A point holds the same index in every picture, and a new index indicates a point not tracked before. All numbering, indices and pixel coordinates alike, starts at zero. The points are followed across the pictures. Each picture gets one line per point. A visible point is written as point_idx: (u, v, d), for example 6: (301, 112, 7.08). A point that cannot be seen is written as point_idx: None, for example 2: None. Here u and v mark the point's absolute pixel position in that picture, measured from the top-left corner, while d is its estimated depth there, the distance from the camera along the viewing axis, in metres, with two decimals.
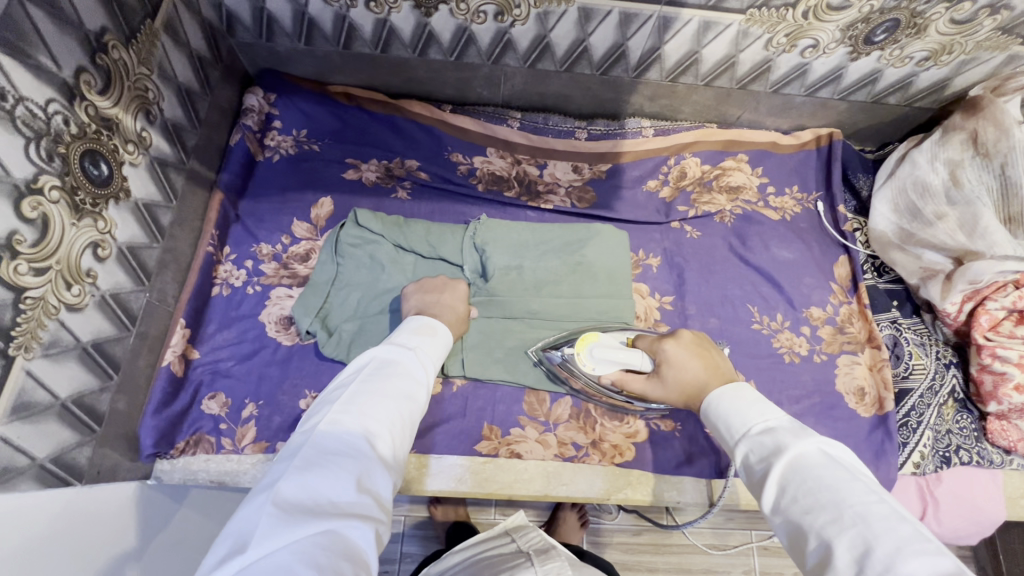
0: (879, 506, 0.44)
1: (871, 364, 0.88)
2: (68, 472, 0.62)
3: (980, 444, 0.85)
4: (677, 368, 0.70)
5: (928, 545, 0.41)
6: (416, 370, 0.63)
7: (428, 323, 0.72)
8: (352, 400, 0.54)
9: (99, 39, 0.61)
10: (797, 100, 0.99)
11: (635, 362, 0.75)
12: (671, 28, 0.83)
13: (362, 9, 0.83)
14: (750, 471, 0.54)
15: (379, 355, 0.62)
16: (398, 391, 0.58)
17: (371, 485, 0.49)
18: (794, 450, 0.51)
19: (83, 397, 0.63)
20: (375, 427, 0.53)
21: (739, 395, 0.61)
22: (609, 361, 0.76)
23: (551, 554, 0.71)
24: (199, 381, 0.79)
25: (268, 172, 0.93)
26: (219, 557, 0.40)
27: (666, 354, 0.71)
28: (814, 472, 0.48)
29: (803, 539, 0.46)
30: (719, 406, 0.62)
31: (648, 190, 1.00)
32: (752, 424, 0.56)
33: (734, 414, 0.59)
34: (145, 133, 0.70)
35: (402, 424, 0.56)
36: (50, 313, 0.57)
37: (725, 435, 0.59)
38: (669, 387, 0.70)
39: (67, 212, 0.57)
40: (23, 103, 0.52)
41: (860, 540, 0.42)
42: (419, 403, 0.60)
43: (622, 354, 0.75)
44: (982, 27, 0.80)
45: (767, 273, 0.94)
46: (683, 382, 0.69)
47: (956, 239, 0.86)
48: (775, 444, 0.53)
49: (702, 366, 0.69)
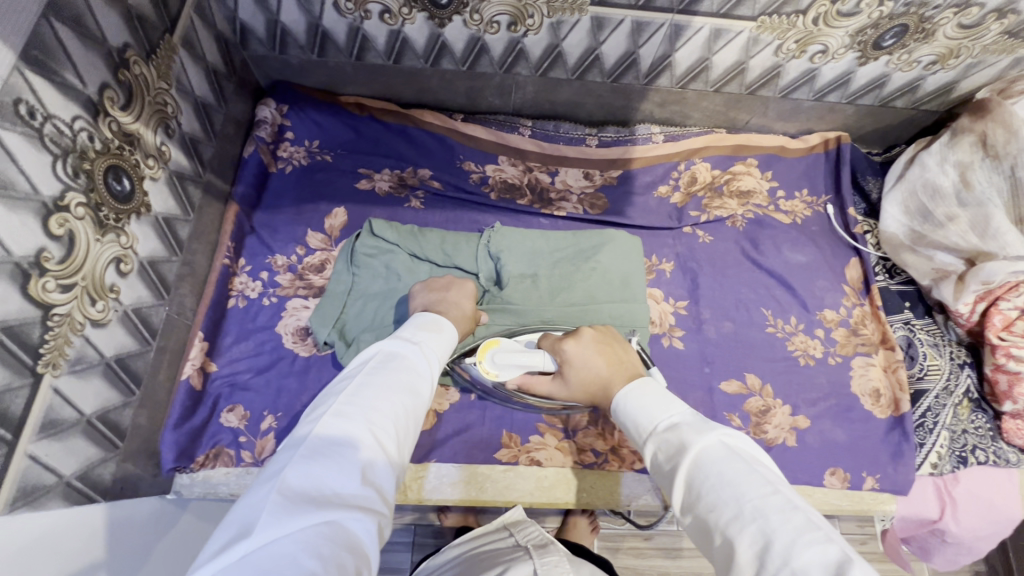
0: (775, 498, 0.42)
1: (885, 365, 0.89)
2: (93, 488, 0.62)
3: (996, 443, 0.85)
4: (579, 366, 0.68)
5: (819, 532, 0.40)
6: (422, 366, 0.62)
7: (434, 319, 0.72)
8: (357, 393, 0.54)
9: (122, 55, 0.61)
10: (806, 105, 1.00)
11: (536, 365, 0.74)
12: (683, 35, 0.84)
13: (377, 20, 0.84)
14: (658, 471, 0.52)
15: (386, 349, 0.62)
16: (404, 385, 0.58)
17: (374, 478, 0.49)
18: (694, 446, 0.49)
19: (107, 413, 0.63)
20: (380, 420, 0.52)
21: (643, 392, 0.58)
22: (514, 366, 0.75)
23: (549, 549, 0.67)
24: (217, 395, 0.78)
25: (282, 184, 0.93)
26: (222, 542, 0.40)
27: (567, 354, 0.69)
28: (713, 467, 0.46)
29: (710, 537, 0.44)
30: (624, 409, 0.59)
31: (659, 196, 1.01)
32: (657, 421, 0.54)
33: (640, 412, 0.56)
34: (164, 147, 0.70)
35: (406, 419, 0.56)
36: (76, 329, 0.56)
37: (633, 434, 0.57)
38: (573, 386, 0.69)
39: (92, 228, 0.57)
40: (51, 120, 0.52)
41: (759, 536, 0.41)
42: (423, 398, 0.60)
43: (525, 358, 0.74)
44: (989, 31, 0.82)
45: (780, 275, 0.95)
46: (588, 380, 0.67)
47: (968, 239, 0.87)
48: (679, 441, 0.50)
49: (605, 362, 0.67)
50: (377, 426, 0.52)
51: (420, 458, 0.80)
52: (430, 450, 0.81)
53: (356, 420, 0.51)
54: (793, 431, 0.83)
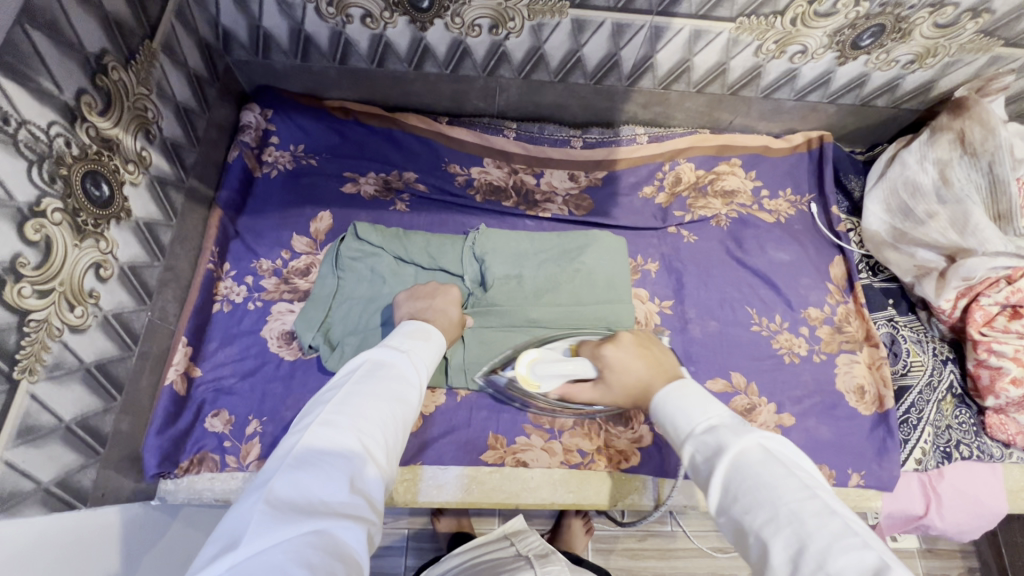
0: (812, 503, 0.43)
1: (869, 362, 0.89)
2: (74, 494, 0.62)
3: (980, 438, 0.86)
4: (620, 370, 0.70)
5: (857, 539, 0.40)
6: (411, 373, 0.62)
7: (423, 327, 0.72)
8: (345, 401, 0.54)
9: (100, 60, 0.61)
10: (788, 105, 1.01)
11: (579, 371, 0.74)
12: (663, 37, 0.85)
13: (358, 24, 0.84)
14: (695, 471, 0.52)
15: (374, 357, 0.62)
16: (392, 393, 0.58)
17: (363, 487, 0.49)
18: (732, 449, 0.48)
19: (87, 419, 0.62)
20: (369, 428, 0.53)
21: (684, 393, 0.58)
22: (557, 374, 0.74)
23: (551, 559, 0.72)
24: (201, 400, 0.78)
25: (266, 189, 0.93)
26: (211, 554, 0.41)
27: (607, 359, 0.71)
28: (750, 470, 0.47)
29: (744, 538, 0.45)
30: (663, 410, 0.58)
31: (644, 197, 1.01)
32: (695, 422, 0.54)
33: (679, 412, 0.56)
34: (145, 153, 0.70)
35: (396, 427, 0.56)
36: (54, 335, 0.56)
37: (670, 434, 0.56)
38: (615, 391, 0.70)
39: (69, 233, 0.57)
40: (25, 126, 0.52)
41: (795, 540, 0.41)
42: (412, 405, 0.60)
43: (567, 365, 0.74)
44: (964, 30, 0.83)
45: (764, 274, 0.95)
46: (629, 384, 0.68)
47: (947, 236, 0.87)
48: (717, 443, 0.50)
49: (645, 364, 0.69)
50: (366, 434, 0.52)
51: (407, 461, 0.80)
52: (416, 453, 0.81)
53: (345, 428, 0.51)
54: (778, 429, 0.84)
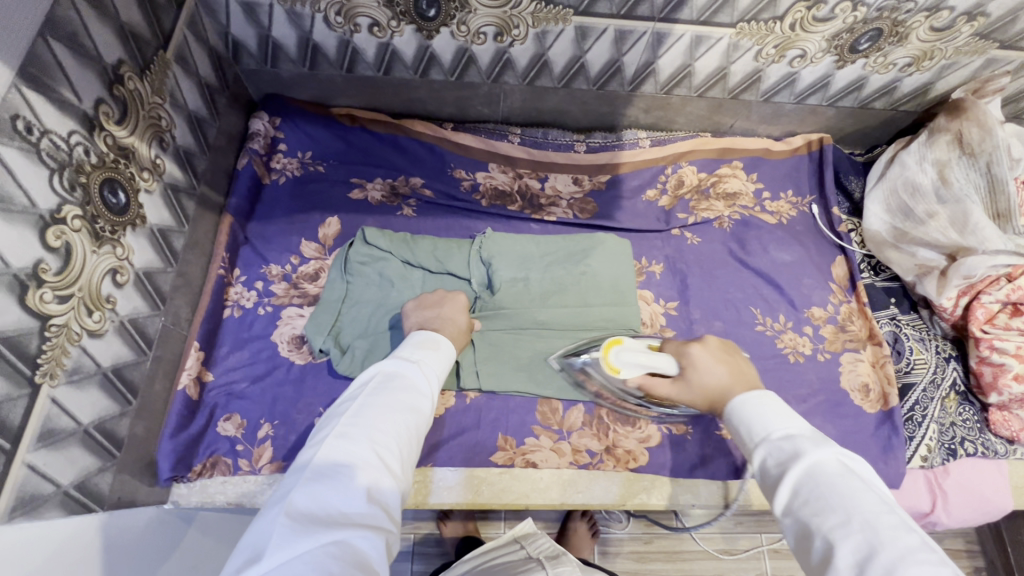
0: (888, 517, 0.43)
1: (873, 361, 0.90)
2: (91, 497, 0.62)
3: (984, 435, 0.87)
4: (702, 371, 0.68)
5: (933, 556, 0.40)
6: (422, 383, 0.63)
7: (432, 337, 0.73)
8: (359, 414, 0.55)
9: (116, 70, 0.62)
10: (788, 108, 1.03)
11: (661, 366, 0.70)
12: (665, 43, 0.86)
13: (366, 33, 0.85)
14: (764, 474, 0.53)
15: (385, 368, 0.63)
16: (404, 403, 0.59)
17: (380, 498, 0.50)
18: (810, 457, 0.49)
19: (104, 422, 0.63)
20: (383, 439, 0.53)
21: (763, 401, 0.58)
22: (638, 365, 0.70)
23: (562, 560, 0.72)
24: (214, 404, 0.79)
25: (275, 196, 0.94)
26: (235, 567, 0.42)
27: (691, 357, 0.70)
28: (825, 478, 0.48)
29: (809, 539, 0.46)
30: (737, 413, 0.60)
31: (647, 200, 1.03)
32: (773, 429, 0.55)
33: (756, 418, 0.57)
34: (159, 160, 0.72)
35: (409, 437, 0.57)
36: (74, 339, 0.57)
37: (742, 438, 0.58)
38: (693, 391, 0.68)
39: (88, 240, 0.59)
40: (47, 135, 0.53)
41: (865, 546, 0.42)
42: (425, 415, 0.61)
43: (648, 358, 0.70)
44: (960, 33, 0.84)
45: (768, 275, 0.96)
46: (708, 387, 0.67)
47: (948, 235, 0.88)
48: (794, 450, 0.51)
49: (730, 372, 0.67)
50: (381, 446, 0.53)
51: (418, 463, 0.81)
52: (427, 455, 0.81)
53: (361, 440, 0.52)
54: None
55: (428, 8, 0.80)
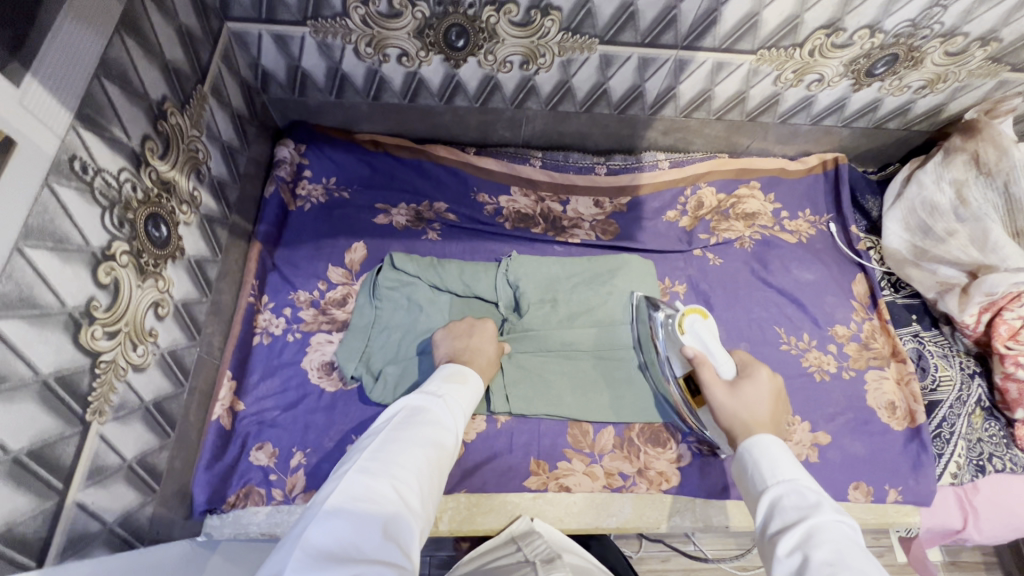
0: None
1: (898, 378, 0.91)
2: (134, 533, 0.62)
3: (1011, 450, 0.88)
4: (753, 392, 0.70)
5: None
6: (446, 419, 0.63)
7: (460, 371, 0.73)
8: (380, 448, 0.55)
9: (160, 106, 0.63)
10: (803, 129, 1.05)
11: (715, 355, 0.75)
12: (686, 69, 0.88)
13: (394, 63, 0.86)
14: (772, 514, 0.54)
15: (410, 404, 0.63)
16: (426, 438, 0.59)
17: (396, 534, 0.49)
18: (828, 513, 0.50)
19: (146, 456, 0.63)
20: (403, 475, 0.53)
21: (788, 452, 0.60)
22: (698, 336, 0.77)
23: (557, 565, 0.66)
24: (246, 433, 0.79)
25: (301, 222, 0.95)
26: None
27: (752, 378, 0.72)
28: (838, 536, 0.48)
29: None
30: (759, 449, 0.61)
31: (668, 221, 1.04)
32: (796, 478, 0.56)
33: (781, 462, 0.58)
34: (196, 193, 0.72)
35: (430, 474, 0.56)
36: (120, 375, 0.57)
37: (755, 477, 0.59)
38: (734, 402, 0.69)
39: (134, 274, 0.59)
40: (100, 174, 0.54)
41: None
42: (447, 452, 0.60)
43: (714, 341, 0.77)
44: (973, 57, 0.87)
45: (791, 294, 0.97)
46: (751, 406, 0.68)
47: (968, 253, 0.90)
48: (814, 503, 0.52)
49: (773, 412, 0.69)
50: (399, 481, 0.52)
51: (450, 490, 0.80)
52: (457, 481, 0.81)
53: (380, 475, 0.52)
54: (814, 447, 0.86)
55: (457, 39, 0.82)
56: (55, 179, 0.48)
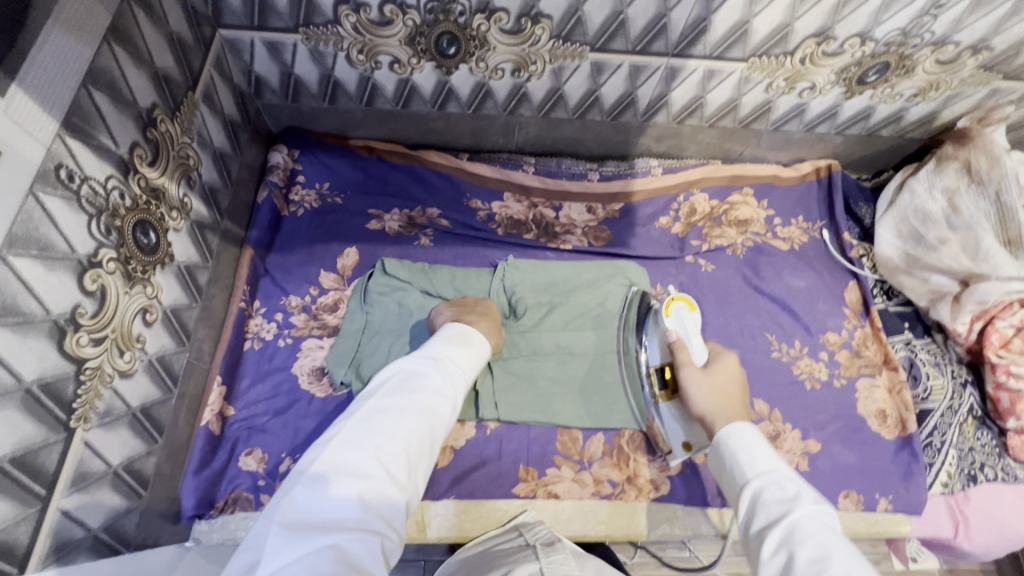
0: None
1: (889, 386, 0.91)
2: (119, 540, 0.62)
3: (1003, 460, 0.88)
4: (723, 373, 0.72)
5: None
6: (441, 383, 0.61)
7: (463, 333, 0.72)
8: (367, 417, 0.54)
9: (150, 114, 0.63)
10: (796, 136, 1.05)
11: (692, 340, 0.79)
12: (678, 76, 0.88)
13: (387, 70, 0.87)
14: (754, 510, 0.53)
15: (404, 369, 0.61)
16: (417, 405, 0.57)
17: (376, 504, 0.48)
18: (809, 504, 0.50)
19: (133, 463, 0.63)
20: (389, 444, 0.52)
21: (764, 440, 0.60)
22: (680, 322, 0.82)
23: (556, 547, 0.65)
24: (235, 438, 0.79)
25: (294, 227, 0.95)
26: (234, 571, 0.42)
27: (723, 360, 0.75)
28: (820, 528, 0.48)
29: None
30: (734, 441, 0.60)
31: (661, 227, 1.04)
32: (772, 467, 0.56)
33: (756, 450, 0.58)
34: (186, 199, 0.73)
35: (418, 442, 0.55)
36: (106, 381, 0.57)
37: (733, 471, 0.58)
38: (707, 381, 0.71)
39: (121, 281, 0.59)
40: (87, 182, 0.54)
41: None
42: (440, 416, 0.59)
43: (692, 329, 0.81)
44: (965, 66, 0.87)
45: (782, 301, 0.97)
46: (722, 386, 0.70)
47: (960, 261, 0.90)
48: (793, 493, 0.52)
49: (742, 393, 0.71)
50: (382, 452, 0.51)
51: (438, 496, 0.80)
52: (447, 488, 0.81)
53: (363, 445, 0.51)
54: (805, 455, 0.86)
55: (448, 46, 0.82)
56: (41, 188, 0.48)
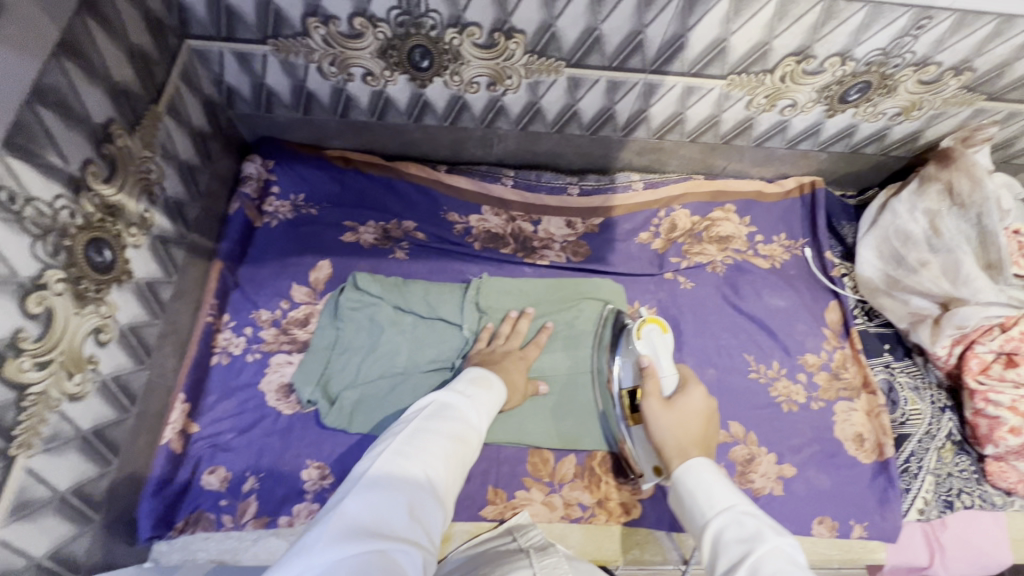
0: None
1: (867, 409, 0.90)
2: (66, 566, 0.61)
3: (981, 486, 0.86)
4: (688, 408, 0.70)
5: None
6: (476, 418, 0.65)
7: (484, 376, 0.73)
8: (415, 434, 0.57)
9: (105, 129, 0.62)
10: (780, 153, 1.03)
11: (662, 365, 0.76)
12: (656, 93, 0.87)
13: (359, 82, 0.85)
14: (718, 551, 0.52)
15: (445, 398, 0.65)
16: (457, 432, 0.60)
17: (423, 518, 0.50)
18: (771, 541, 0.49)
19: (83, 486, 0.62)
20: (434, 463, 0.55)
21: (719, 474, 0.59)
22: (651, 345, 0.79)
23: (549, 551, 0.64)
24: (198, 456, 0.78)
25: (267, 239, 0.94)
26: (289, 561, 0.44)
27: (690, 391, 0.72)
28: (785, 565, 0.47)
29: None
30: (691, 478, 0.59)
31: (640, 242, 1.02)
32: (731, 503, 0.55)
33: (715, 487, 0.57)
34: (147, 214, 0.71)
35: (457, 465, 0.58)
36: (52, 406, 0.56)
37: (694, 509, 0.57)
38: (670, 417, 0.69)
39: (70, 302, 0.58)
40: (31, 203, 0.52)
41: None
42: (474, 448, 0.62)
43: (663, 352, 0.79)
44: (948, 86, 0.85)
45: (761, 321, 0.96)
46: (686, 423, 0.68)
47: (940, 284, 0.89)
48: (755, 529, 0.51)
49: (705, 429, 0.68)
50: (428, 469, 0.54)
51: None
52: None
53: (412, 460, 0.54)
54: (779, 480, 0.84)
55: (421, 59, 0.81)
56: None
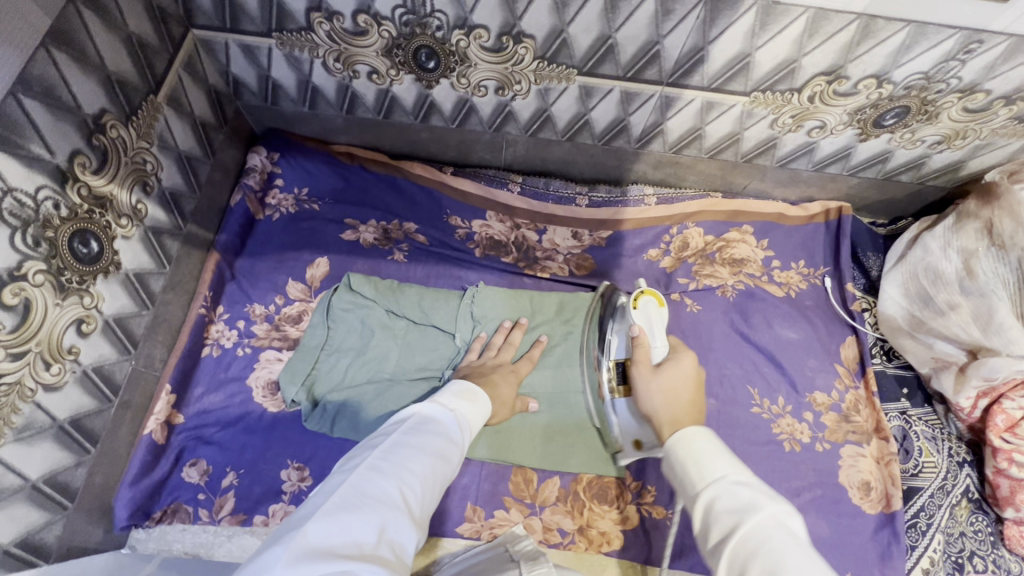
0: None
1: (877, 456, 0.84)
2: (36, 552, 0.63)
3: (996, 550, 0.80)
4: (675, 373, 0.66)
5: None
6: (457, 433, 0.62)
7: (471, 389, 0.70)
8: (393, 449, 0.54)
9: (98, 120, 0.62)
10: (805, 175, 0.97)
11: (654, 336, 0.74)
12: (674, 106, 0.82)
13: (365, 80, 0.83)
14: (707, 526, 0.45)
15: (425, 411, 0.61)
16: (436, 449, 0.57)
17: (393, 537, 0.47)
18: (764, 511, 0.42)
19: (56, 475, 0.63)
20: (409, 479, 0.52)
21: (716, 441, 0.51)
22: (646, 316, 0.77)
23: (539, 560, 0.60)
24: (181, 448, 0.78)
25: (267, 232, 0.93)
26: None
27: (678, 358, 0.69)
28: (778, 538, 0.40)
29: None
30: (683, 448, 0.52)
31: (648, 259, 0.98)
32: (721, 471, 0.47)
33: (704, 456, 0.49)
34: (140, 205, 0.71)
35: (434, 482, 0.55)
36: (26, 396, 0.57)
37: (686, 481, 0.49)
38: (656, 387, 0.65)
39: (51, 293, 0.58)
40: (11, 194, 0.52)
41: None
42: (453, 465, 0.59)
43: (658, 324, 0.76)
44: (996, 115, 0.78)
45: (770, 353, 0.91)
46: (672, 388, 0.64)
47: (969, 331, 0.82)
48: (743, 497, 0.44)
49: (695, 392, 0.64)
50: (404, 485, 0.51)
51: None
52: None
53: (388, 475, 0.51)
54: None
55: (427, 60, 0.78)
56: None
